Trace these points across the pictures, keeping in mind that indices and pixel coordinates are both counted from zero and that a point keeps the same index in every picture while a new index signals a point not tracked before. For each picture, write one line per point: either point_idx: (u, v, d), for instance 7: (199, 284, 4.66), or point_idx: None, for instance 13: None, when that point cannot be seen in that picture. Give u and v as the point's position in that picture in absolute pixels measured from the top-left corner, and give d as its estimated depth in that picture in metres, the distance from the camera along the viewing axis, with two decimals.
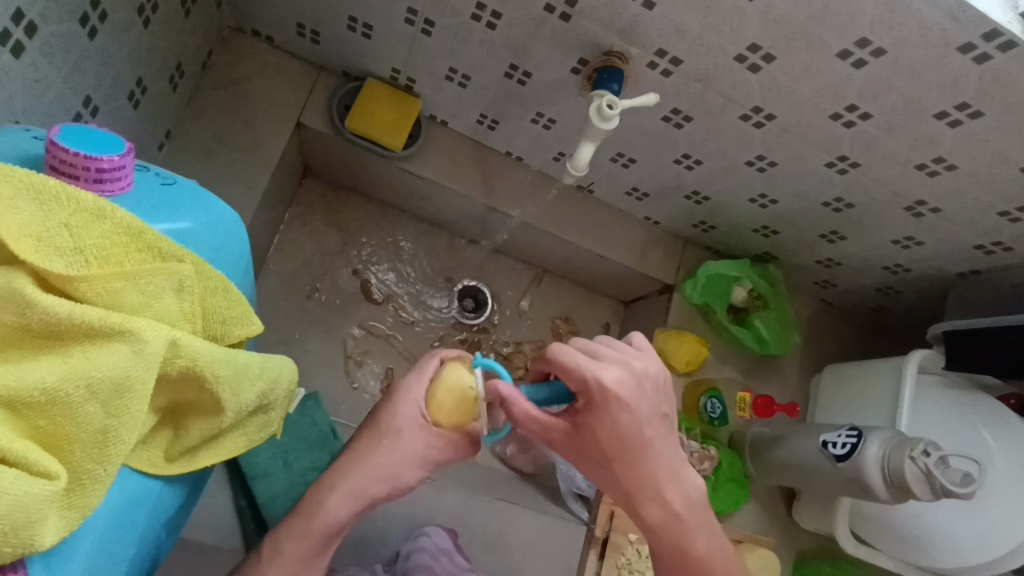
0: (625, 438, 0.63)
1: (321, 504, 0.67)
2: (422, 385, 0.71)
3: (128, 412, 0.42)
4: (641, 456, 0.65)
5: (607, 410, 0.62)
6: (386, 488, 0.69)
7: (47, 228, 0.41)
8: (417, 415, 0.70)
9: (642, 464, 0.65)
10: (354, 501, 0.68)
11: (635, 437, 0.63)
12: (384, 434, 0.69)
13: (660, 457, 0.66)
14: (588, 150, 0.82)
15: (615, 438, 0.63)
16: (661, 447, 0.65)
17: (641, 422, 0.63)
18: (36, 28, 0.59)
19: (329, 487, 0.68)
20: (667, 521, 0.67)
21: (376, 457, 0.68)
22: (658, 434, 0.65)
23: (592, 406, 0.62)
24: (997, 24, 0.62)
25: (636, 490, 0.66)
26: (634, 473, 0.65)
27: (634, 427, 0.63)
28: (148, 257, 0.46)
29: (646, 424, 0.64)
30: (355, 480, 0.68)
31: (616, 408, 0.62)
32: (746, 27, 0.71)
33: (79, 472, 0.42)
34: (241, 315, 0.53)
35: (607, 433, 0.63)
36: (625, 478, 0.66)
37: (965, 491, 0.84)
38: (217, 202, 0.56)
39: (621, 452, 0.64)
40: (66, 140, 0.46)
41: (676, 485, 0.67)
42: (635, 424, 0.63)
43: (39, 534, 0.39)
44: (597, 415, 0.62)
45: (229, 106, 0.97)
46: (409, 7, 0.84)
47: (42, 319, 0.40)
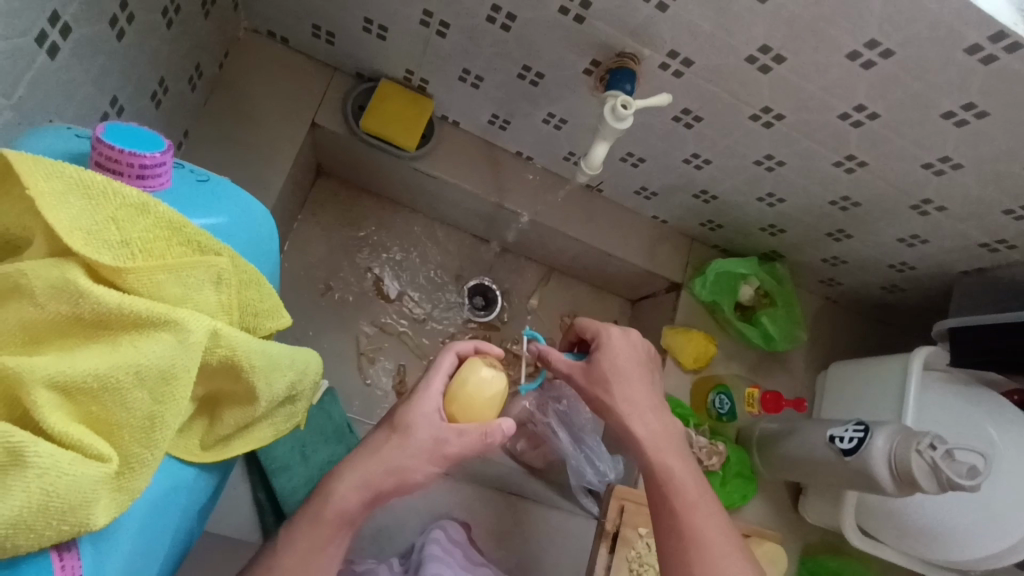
0: (622, 370, 0.81)
1: (331, 492, 0.69)
2: (440, 381, 0.74)
3: (173, 399, 0.44)
4: (632, 385, 0.80)
5: (610, 346, 0.82)
6: (393, 482, 0.69)
7: (95, 222, 0.43)
8: (432, 408, 0.72)
9: (632, 393, 0.80)
10: (364, 491, 0.69)
11: (629, 369, 0.81)
12: (395, 429, 0.71)
13: (647, 390, 0.81)
14: (601, 149, 0.84)
15: (615, 368, 0.81)
16: (648, 385, 0.81)
17: (634, 361, 0.82)
18: (70, 30, 0.61)
19: (340, 476, 0.70)
20: (654, 441, 0.78)
21: (386, 451, 0.70)
22: (646, 376, 0.82)
23: (600, 343, 0.82)
24: (1003, 26, 0.63)
25: (627, 415, 0.79)
26: (627, 399, 0.79)
27: (628, 362, 0.81)
28: (188, 250, 0.47)
29: (637, 363, 0.82)
30: (364, 471, 0.69)
31: (615, 345, 0.82)
32: (756, 28, 0.73)
33: (126, 457, 0.43)
34: (272, 308, 0.54)
35: (609, 364, 0.81)
36: (620, 404, 0.79)
37: (970, 484, 0.86)
38: (248, 198, 0.57)
39: (619, 379, 0.80)
40: (110, 138, 0.47)
41: (659, 416, 0.80)
42: (629, 360, 0.81)
43: (92, 515, 0.41)
44: (603, 349, 0.82)
45: (246, 107, 0.99)
46: (425, 9, 0.86)
47: (93, 309, 0.42)
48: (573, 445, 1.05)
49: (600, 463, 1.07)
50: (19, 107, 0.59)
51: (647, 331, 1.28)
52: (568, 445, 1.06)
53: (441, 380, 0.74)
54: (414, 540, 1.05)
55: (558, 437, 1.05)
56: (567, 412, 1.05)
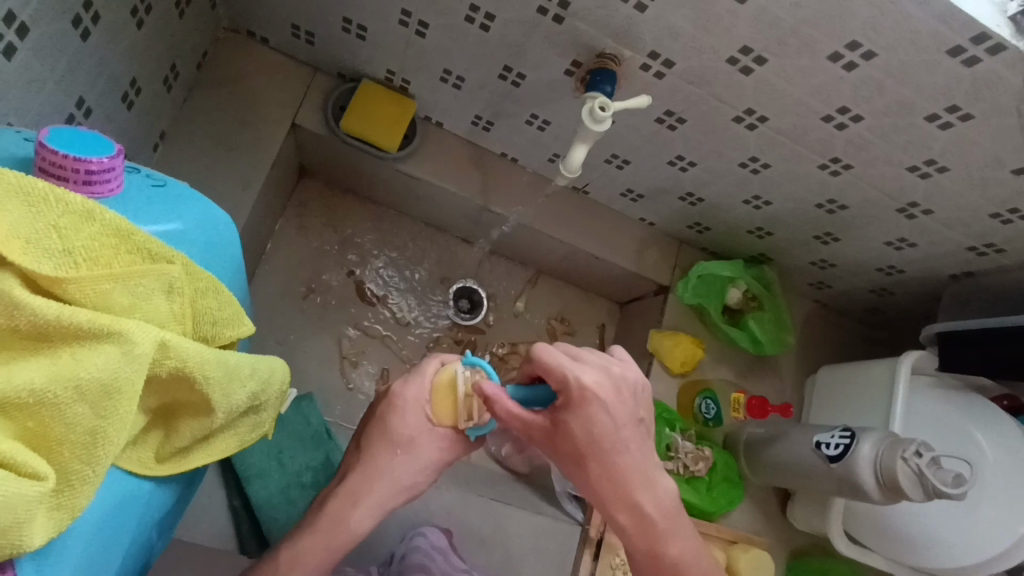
0: (600, 439, 0.64)
1: (345, 518, 0.68)
2: (424, 388, 0.72)
3: (117, 413, 0.43)
4: (614, 458, 0.66)
5: (584, 410, 0.63)
6: (405, 493, 0.72)
7: (36, 229, 0.41)
8: (428, 419, 0.71)
9: (613, 467, 0.66)
10: (378, 511, 0.70)
11: (611, 437, 0.65)
12: (398, 445, 0.70)
13: (633, 458, 0.67)
14: (581, 151, 0.82)
15: (592, 439, 0.64)
16: (634, 452, 0.66)
17: (616, 425, 0.65)
18: (28, 29, 0.59)
19: (349, 502, 0.69)
20: (641, 526, 0.68)
21: (394, 469, 0.70)
22: (633, 437, 0.66)
23: (569, 405, 0.64)
24: (985, 28, 0.62)
25: (609, 495, 0.67)
26: (606, 476, 0.67)
27: (609, 428, 0.64)
28: (137, 258, 0.46)
29: (622, 427, 0.65)
30: (376, 494, 0.69)
31: (596, 407, 0.63)
32: (737, 29, 0.71)
33: (67, 473, 0.42)
34: (232, 316, 0.53)
35: (585, 433, 0.64)
36: (599, 481, 0.67)
37: (957, 493, 0.84)
38: (206, 202, 0.56)
39: (596, 452, 0.65)
40: (55, 142, 0.46)
41: (650, 490, 0.68)
42: (611, 425, 0.64)
43: (28, 534, 0.40)
44: (576, 414, 0.64)
45: (224, 107, 0.97)
46: (403, 9, 0.84)
47: (30, 321, 0.40)
48: None
49: None
50: None
51: (634, 334, 1.26)
52: None
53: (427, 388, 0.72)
54: (395, 546, 1.04)
55: None
56: None
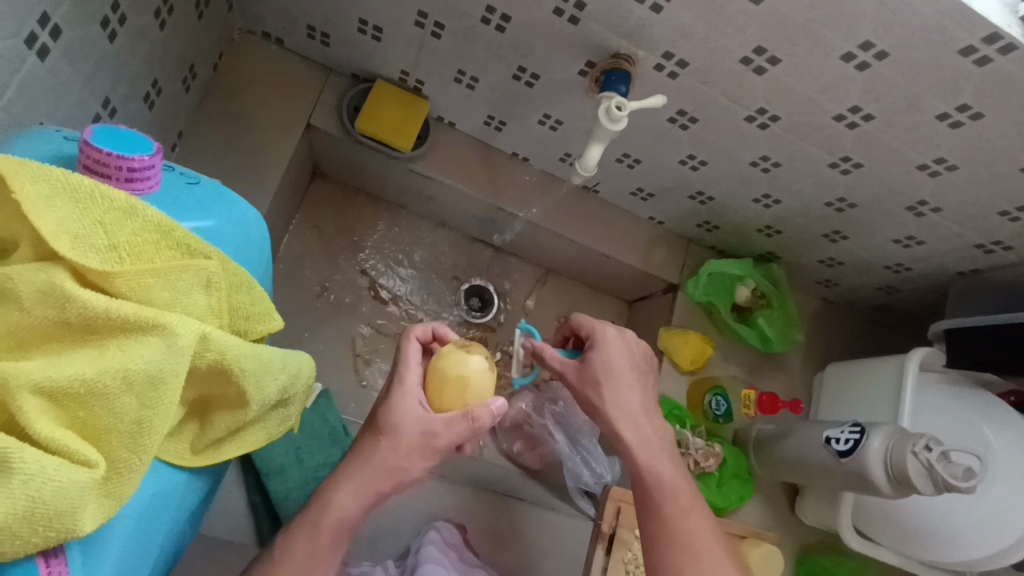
0: (614, 370, 0.80)
1: (330, 501, 0.69)
2: (417, 373, 0.74)
3: (161, 404, 0.44)
4: (624, 387, 0.79)
5: (602, 346, 0.81)
6: (389, 483, 0.70)
7: (83, 226, 0.43)
8: (416, 402, 0.71)
9: (623, 394, 0.79)
10: (364, 496, 0.69)
11: (621, 370, 0.80)
12: (382, 430, 0.70)
13: (637, 394, 0.80)
14: (596, 150, 0.84)
15: (607, 369, 0.80)
16: (640, 386, 0.80)
17: (623, 362, 0.81)
18: (60, 31, 0.61)
19: (335, 485, 0.70)
20: (643, 445, 0.77)
21: (378, 454, 0.69)
22: (639, 377, 0.81)
23: (594, 344, 0.82)
24: (996, 28, 0.63)
25: (619, 418, 0.78)
26: (619, 402, 0.79)
27: (619, 364, 0.80)
28: (177, 254, 0.47)
29: (630, 366, 0.81)
30: (359, 478, 0.69)
31: (609, 347, 0.81)
32: (751, 29, 0.72)
33: (114, 462, 0.43)
34: (264, 311, 0.54)
35: (602, 364, 0.80)
36: (611, 406, 0.78)
37: (966, 486, 0.86)
38: (238, 202, 0.57)
39: (611, 380, 0.79)
40: (99, 141, 0.47)
41: (651, 420, 0.79)
42: (621, 360, 0.80)
43: (79, 521, 0.41)
44: (597, 348, 0.81)
45: (241, 109, 0.99)
46: (419, 10, 0.86)
47: (80, 314, 0.41)
48: (569, 445, 1.07)
49: (597, 465, 1.08)
50: (8, 109, 0.58)
51: (644, 332, 1.27)
52: (565, 446, 1.07)
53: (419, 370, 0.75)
54: (409, 541, 1.05)
55: (555, 439, 1.08)
56: (564, 413, 1.08)
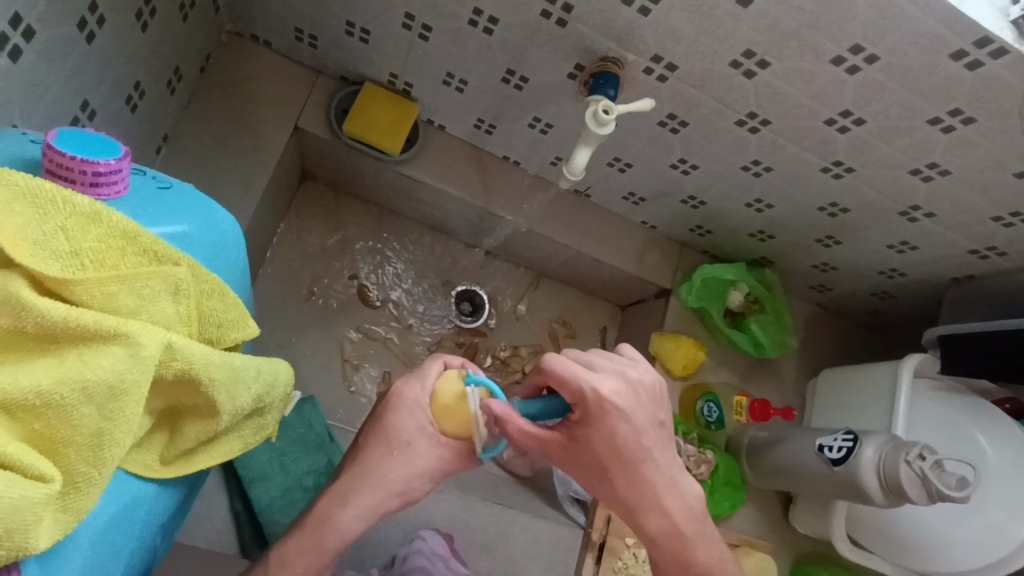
0: (623, 449, 0.65)
1: (332, 517, 0.67)
2: (425, 392, 0.70)
3: (123, 415, 0.43)
4: (641, 467, 0.66)
5: (603, 422, 0.64)
6: (397, 500, 0.69)
7: (43, 231, 0.42)
8: (428, 422, 0.69)
9: (640, 475, 0.67)
10: (369, 515, 0.68)
11: (634, 446, 0.65)
12: (393, 446, 0.68)
13: (657, 468, 0.67)
14: (584, 154, 0.82)
15: (614, 449, 0.65)
16: (658, 455, 0.67)
17: (638, 435, 0.65)
18: (34, 32, 0.59)
19: (339, 502, 0.67)
20: (671, 533, 0.69)
21: (389, 470, 0.68)
22: (655, 442, 0.67)
23: (588, 417, 0.64)
24: (988, 31, 0.62)
25: (640, 503, 0.68)
26: (635, 485, 0.67)
27: (630, 439, 0.65)
28: (144, 260, 0.46)
29: (644, 433, 0.66)
30: (367, 497, 0.67)
31: (612, 419, 0.64)
32: (740, 32, 0.71)
33: (73, 476, 0.42)
34: (237, 318, 0.53)
35: (607, 444, 0.65)
36: (628, 491, 0.67)
37: (961, 496, 0.85)
38: (213, 205, 0.56)
39: (621, 462, 0.66)
40: (63, 144, 0.46)
41: (677, 494, 0.69)
42: (632, 435, 0.65)
43: (34, 537, 0.40)
44: (594, 426, 0.64)
45: (226, 111, 0.97)
46: (406, 12, 0.85)
47: (38, 322, 0.40)
48: None
49: None
50: None
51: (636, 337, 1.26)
52: None
53: (427, 388, 0.70)
54: (396, 550, 1.03)
55: None
56: None
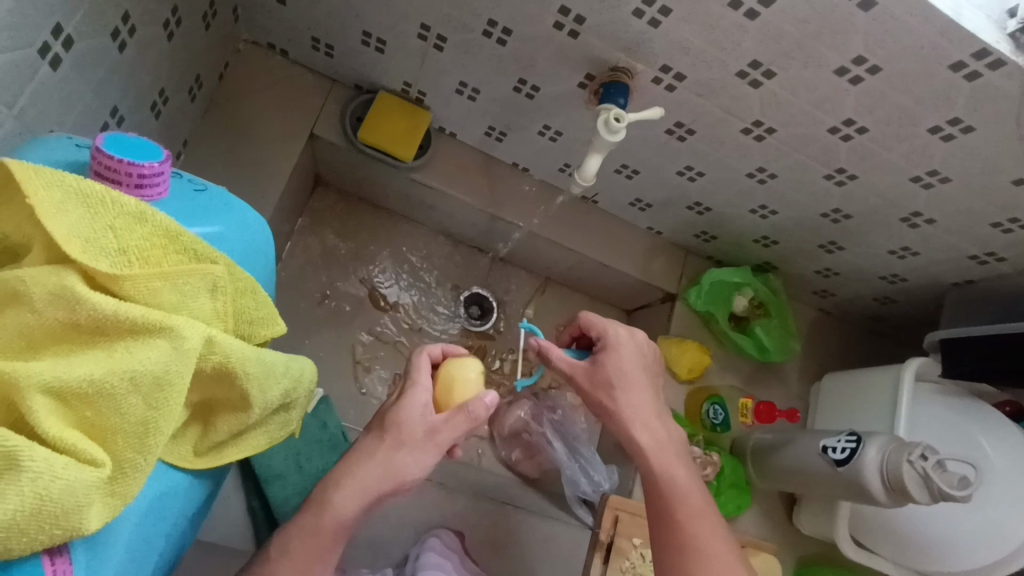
0: (626, 375, 0.79)
1: (329, 501, 0.69)
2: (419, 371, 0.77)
3: (166, 405, 0.45)
4: (634, 391, 0.79)
5: (615, 350, 0.80)
6: (390, 484, 0.70)
7: (93, 230, 0.44)
8: (417, 395, 0.74)
9: (637, 399, 0.79)
10: (363, 497, 0.69)
11: (635, 375, 0.80)
12: (386, 430, 0.71)
13: (649, 397, 0.80)
14: (595, 160, 0.85)
15: (621, 373, 0.79)
16: (653, 390, 0.80)
17: (637, 367, 0.80)
18: (72, 42, 0.62)
19: (333, 486, 0.69)
20: (656, 449, 0.77)
21: (380, 451, 0.70)
22: (651, 380, 0.81)
23: (607, 346, 0.80)
24: (985, 43, 0.65)
25: (632, 425, 0.78)
26: (631, 407, 0.78)
27: (633, 368, 0.80)
28: (184, 258, 0.48)
29: (642, 368, 0.80)
30: (360, 480, 0.69)
31: (622, 350, 0.80)
32: (746, 44, 0.74)
33: (119, 462, 0.44)
34: (267, 316, 0.55)
35: (616, 369, 0.79)
36: (624, 412, 0.78)
37: (962, 495, 0.86)
38: (244, 208, 0.58)
39: (624, 384, 0.79)
40: (110, 148, 0.48)
41: (664, 423, 0.80)
42: (634, 364, 0.80)
43: (84, 520, 0.41)
44: (609, 351, 0.80)
45: (245, 118, 1.00)
46: (422, 23, 0.87)
47: (90, 315, 0.42)
48: (567, 454, 1.10)
49: (594, 473, 1.11)
50: (20, 117, 0.60)
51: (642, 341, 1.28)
52: (563, 455, 1.10)
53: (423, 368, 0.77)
54: (408, 550, 1.05)
55: (552, 447, 1.10)
56: (562, 420, 1.12)
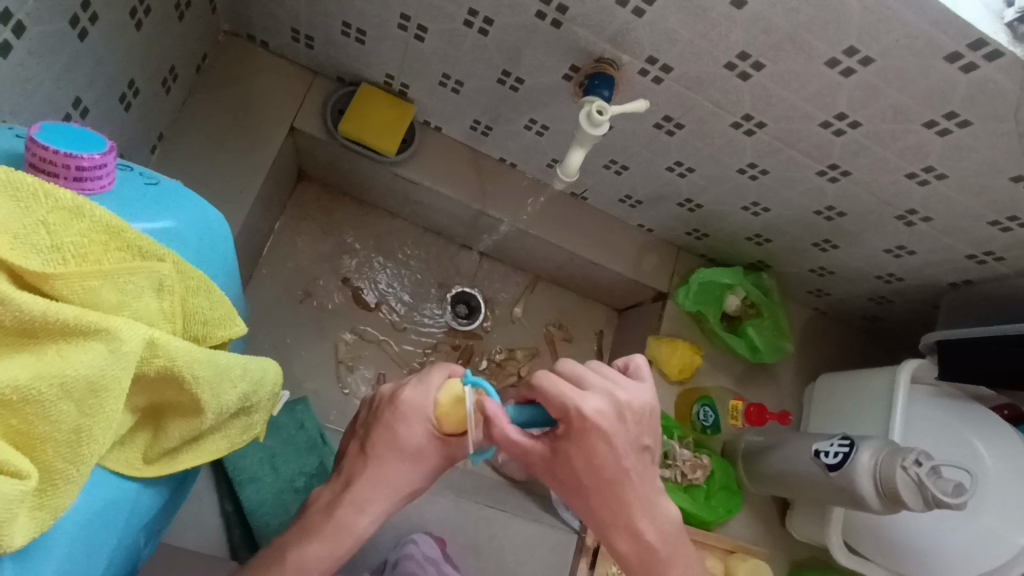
0: (599, 470, 0.64)
1: (351, 522, 0.67)
2: (430, 400, 0.69)
3: (102, 412, 0.43)
4: (617, 489, 0.65)
5: (585, 440, 0.62)
6: (406, 497, 0.71)
7: (24, 225, 0.41)
8: (427, 428, 0.69)
9: (616, 497, 0.65)
10: (384, 513, 0.69)
11: (609, 469, 0.64)
12: (403, 454, 0.68)
13: (635, 492, 0.66)
14: (578, 155, 0.82)
15: (591, 470, 0.64)
16: (637, 483, 0.65)
17: (614, 458, 0.63)
18: (24, 28, 0.59)
19: (354, 507, 0.67)
20: (639, 558, 0.67)
21: (399, 476, 0.68)
22: (636, 466, 0.65)
23: (569, 436, 0.63)
24: (982, 34, 0.62)
25: (611, 524, 0.67)
26: (608, 507, 0.66)
27: (608, 461, 0.63)
28: (127, 255, 0.46)
29: (624, 455, 0.64)
30: (384, 501, 0.68)
31: (593, 437, 0.62)
32: (735, 34, 0.71)
33: (49, 473, 0.42)
34: (224, 316, 0.53)
35: (584, 463, 0.63)
36: (601, 510, 0.66)
37: (957, 502, 0.83)
38: (198, 200, 0.56)
39: (594, 483, 0.64)
40: (46, 138, 0.46)
41: (653, 517, 0.67)
42: (611, 454, 0.63)
43: (11, 534, 0.39)
44: (575, 441, 0.63)
45: (222, 111, 0.97)
46: (402, 13, 0.85)
47: (15, 317, 0.40)
48: None
49: None
50: None
51: (632, 340, 1.26)
52: None
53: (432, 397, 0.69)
54: (388, 554, 1.02)
55: None
56: None
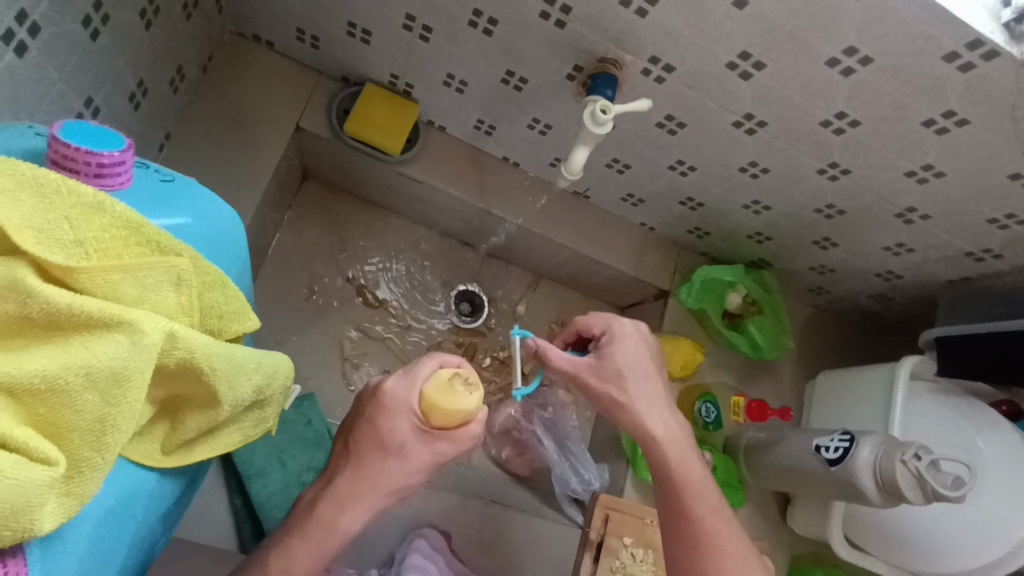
0: (635, 364, 0.81)
1: (333, 519, 0.69)
2: (415, 393, 0.70)
3: (125, 402, 0.44)
4: (648, 383, 0.80)
5: (622, 341, 0.81)
6: (394, 496, 0.72)
7: (48, 221, 0.43)
8: (413, 422, 0.69)
9: (649, 391, 0.80)
10: (367, 513, 0.70)
11: (642, 366, 0.81)
12: (387, 449, 0.70)
13: (661, 389, 0.81)
14: (582, 153, 0.83)
15: (628, 365, 0.80)
16: (661, 381, 0.81)
17: (644, 357, 0.81)
18: (38, 29, 0.61)
19: (335, 503, 0.69)
20: (670, 442, 0.78)
21: (382, 473, 0.70)
22: (660, 372, 0.83)
23: (612, 339, 0.82)
24: (979, 33, 0.63)
25: (645, 415, 0.78)
26: (643, 396, 0.79)
27: (640, 360, 0.81)
28: (146, 250, 0.47)
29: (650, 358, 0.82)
30: (368, 500, 0.70)
31: (626, 340, 0.82)
32: (735, 34, 0.72)
33: (75, 461, 0.43)
34: (238, 310, 0.54)
35: (623, 360, 0.80)
36: (636, 403, 0.79)
37: (955, 495, 0.85)
38: (209, 195, 0.57)
39: (633, 377, 0.79)
40: (67, 135, 0.47)
41: (674, 413, 0.81)
42: (641, 353, 0.82)
43: (38, 520, 0.41)
44: (616, 341, 0.81)
45: (229, 111, 0.98)
46: (408, 13, 0.86)
47: (43, 308, 0.41)
48: (557, 452, 1.08)
49: (585, 472, 1.08)
50: None
51: None
52: (553, 452, 1.08)
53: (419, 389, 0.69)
54: (394, 550, 1.03)
55: (544, 445, 1.09)
56: (553, 419, 1.12)
